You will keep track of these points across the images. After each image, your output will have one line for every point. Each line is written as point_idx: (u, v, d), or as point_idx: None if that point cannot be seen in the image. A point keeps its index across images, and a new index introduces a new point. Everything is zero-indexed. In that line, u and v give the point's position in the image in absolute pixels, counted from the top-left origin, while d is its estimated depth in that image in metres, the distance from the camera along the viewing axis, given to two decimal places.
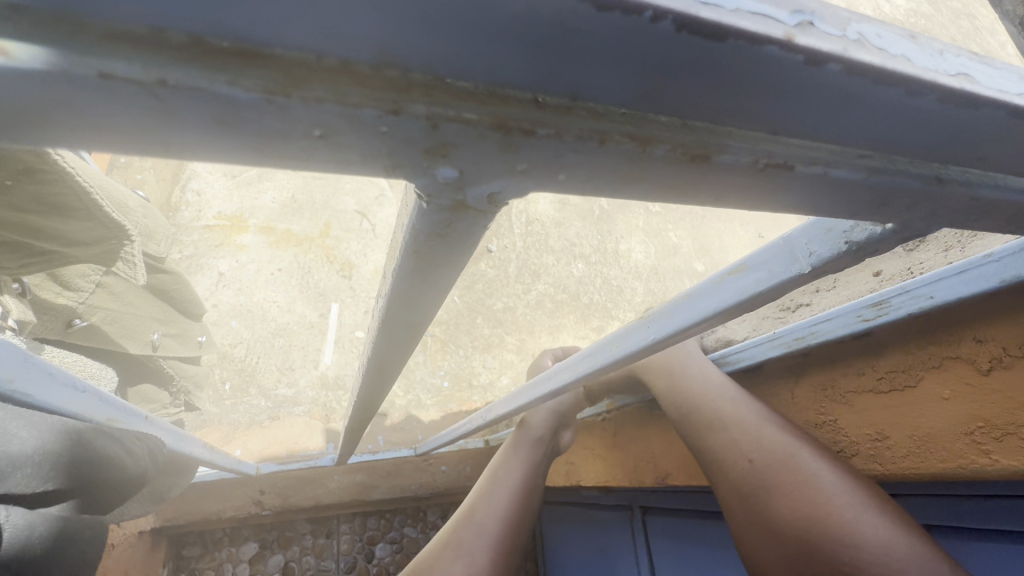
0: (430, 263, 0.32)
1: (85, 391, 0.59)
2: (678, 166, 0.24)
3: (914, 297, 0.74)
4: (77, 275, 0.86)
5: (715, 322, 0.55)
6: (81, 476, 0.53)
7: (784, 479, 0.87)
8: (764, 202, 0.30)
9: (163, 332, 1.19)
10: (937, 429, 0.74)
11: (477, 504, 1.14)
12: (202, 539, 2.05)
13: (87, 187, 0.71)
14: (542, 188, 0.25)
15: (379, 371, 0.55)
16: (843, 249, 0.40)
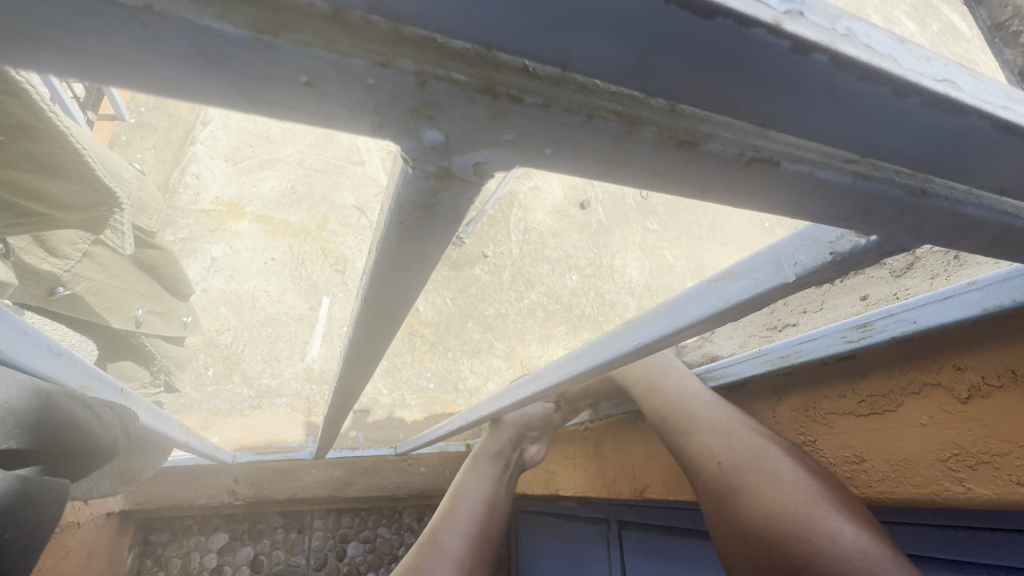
0: (415, 235, 0.32)
1: (61, 355, 0.57)
2: (665, 151, 0.25)
3: (898, 321, 0.75)
4: (66, 242, 0.84)
5: (700, 329, 0.54)
6: (39, 437, 0.51)
7: (758, 481, 0.88)
8: (750, 199, 0.30)
9: (148, 309, 1.18)
10: (914, 455, 0.75)
11: (440, 523, 1.11)
12: (170, 526, 2.02)
13: (81, 149, 0.68)
14: (527, 162, 0.26)
15: (362, 353, 0.55)
16: (828, 259, 0.39)
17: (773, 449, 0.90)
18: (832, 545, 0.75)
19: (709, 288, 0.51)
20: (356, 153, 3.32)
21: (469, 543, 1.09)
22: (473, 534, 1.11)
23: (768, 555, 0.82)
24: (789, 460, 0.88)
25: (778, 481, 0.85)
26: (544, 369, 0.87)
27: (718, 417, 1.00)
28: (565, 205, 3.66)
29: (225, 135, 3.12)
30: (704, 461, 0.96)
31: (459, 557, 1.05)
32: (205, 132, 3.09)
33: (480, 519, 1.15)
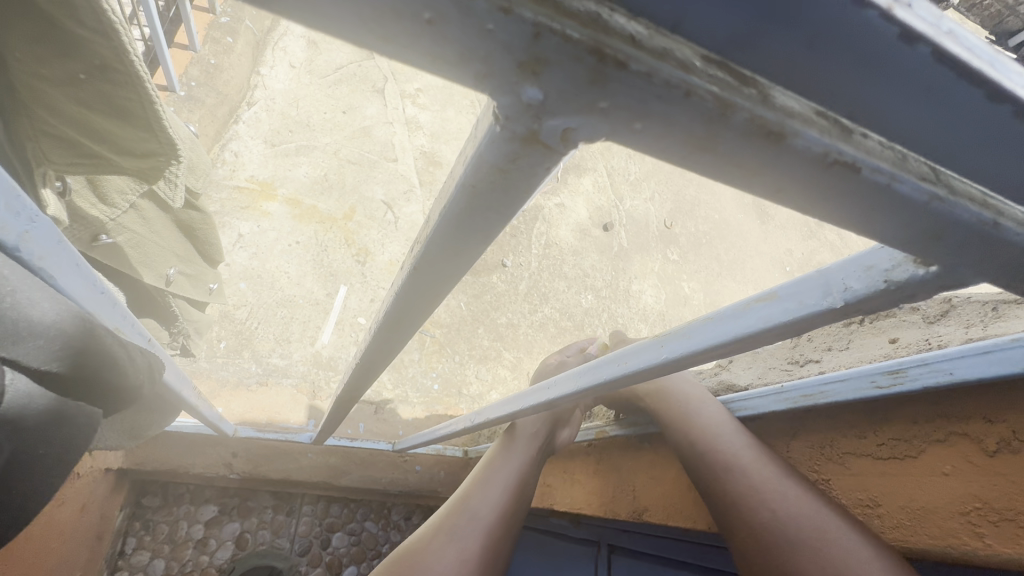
0: (484, 203, 0.32)
1: (104, 293, 0.57)
2: (752, 139, 0.25)
3: (933, 370, 0.73)
4: (115, 191, 0.86)
5: (734, 350, 0.55)
6: (79, 363, 0.50)
7: (815, 544, 0.80)
8: (821, 207, 0.30)
9: (180, 270, 1.21)
10: (934, 503, 0.74)
11: (472, 491, 1.12)
12: (163, 491, 2.03)
13: (155, 98, 0.67)
14: (615, 135, 0.26)
15: (398, 320, 0.55)
16: (881, 287, 0.39)
17: (817, 502, 0.85)
18: None
19: (749, 308, 0.51)
20: (391, 150, 3.41)
21: (500, 513, 1.08)
22: (504, 506, 1.10)
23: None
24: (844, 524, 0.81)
25: (834, 538, 0.79)
26: (564, 376, 0.84)
27: (759, 460, 0.94)
28: (588, 224, 3.69)
29: (268, 117, 3.20)
30: (754, 507, 0.89)
31: (489, 523, 1.04)
32: (249, 113, 3.17)
33: (512, 490, 1.15)
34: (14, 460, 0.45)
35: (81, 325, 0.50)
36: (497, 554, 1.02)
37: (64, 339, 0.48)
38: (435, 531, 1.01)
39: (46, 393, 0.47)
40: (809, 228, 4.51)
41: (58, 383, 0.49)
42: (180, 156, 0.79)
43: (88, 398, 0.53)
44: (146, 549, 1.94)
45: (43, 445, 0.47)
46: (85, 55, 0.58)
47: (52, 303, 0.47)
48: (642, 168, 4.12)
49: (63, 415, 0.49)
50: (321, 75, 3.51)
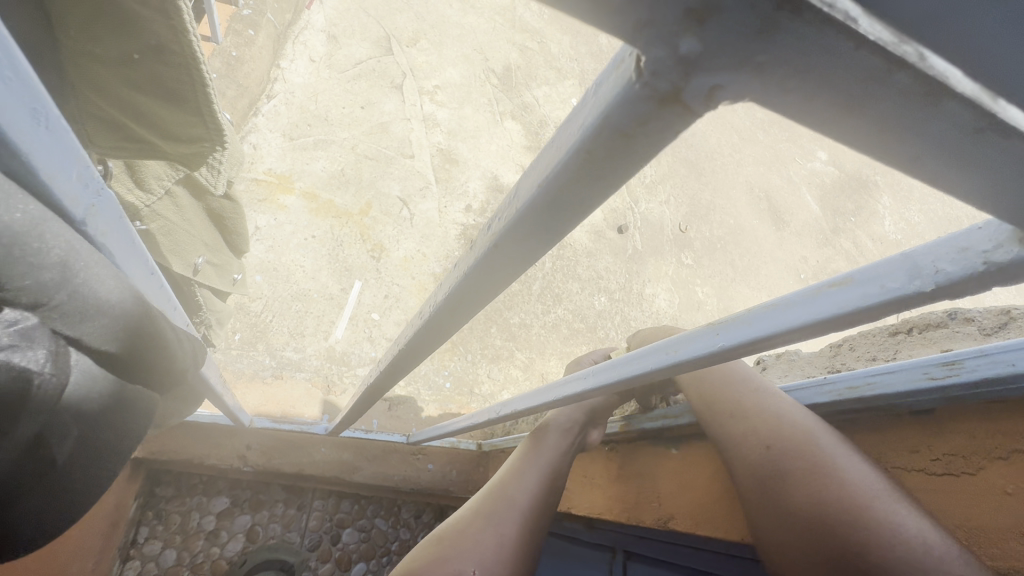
0: (595, 170, 0.30)
1: (152, 275, 0.56)
2: (909, 101, 0.22)
3: (994, 362, 0.70)
4: (153, 176, 0.85)
5: (799, 337, 0.52)
6: (135, 345, 0.48)
7: (816, 466, 0.84)
8: (954, 178, 0.27)
9: (208, 259, 1.20)
10: (993, 524, 0.71)
11: (506, 478, 1.13)
12: (176, 481, 2.04)
13: (208, 82, 0.66)
14: (762, 95, 0.23)
15: (454, 308, 0.52)
16: (981, 269, 0.39)
17: (833, 440, 0.88)
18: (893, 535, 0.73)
19: (820, 293, 0.49)
20: (408, 146, 3.40)
21: (535, 495, 1.10)
22: (540, 487, 1.12)
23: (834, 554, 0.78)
24: (854, 459, 0.84)
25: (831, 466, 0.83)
26: (598, 368, 0.82)
27: (767, 408, 0.98)
28: (603, 226, 3.67)
29: (287, 111, 3.23)
30: (753, 445, 0.94)
31: (524, 506, 1.06)
32: (268, 105, 3.20)
33: (547, 480, 1.15)
34: (78, 445, 0.45)
35: (142, 306, 0.48)
36: (534, 534, 1.04)
37: (125, 318, 0.46)
38: (472, 517, 1.02)
39: (104, 375, 0.46)
40: (825, 236, 4.44)
41: (114, 366, 0.48)
42: (226, 143, 0.77)
43: (146, 381, 0.53)
44: (158, 538, 1.94)
45: (104, 429, 0.47)
46: (141, 34, 0.57)
47: (118, 283, 0.45)
48: (659, 171, 4.09)
49: (122, 404, 0.49)
50: (341, 69, 3.52)
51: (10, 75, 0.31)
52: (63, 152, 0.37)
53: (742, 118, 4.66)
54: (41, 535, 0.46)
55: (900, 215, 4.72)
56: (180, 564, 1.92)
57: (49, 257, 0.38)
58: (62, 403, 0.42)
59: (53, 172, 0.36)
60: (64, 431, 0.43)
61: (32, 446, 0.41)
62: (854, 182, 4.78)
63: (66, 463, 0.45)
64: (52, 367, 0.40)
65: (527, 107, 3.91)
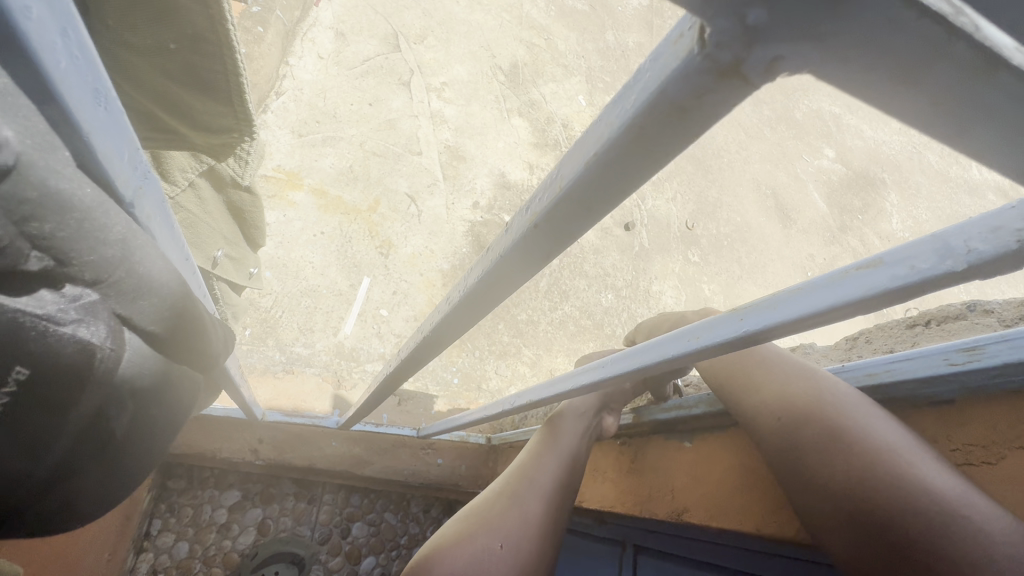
0: (644, 146, 0.30)
1: (188, 261, 0.57)
2: (965, 72, 0.22)
3: (1015, 346, 0.70)
4: (178, 169, 0.85)
5: (826, 319, 0.53)
6: (178, 325, 0.50)
7: (837, 425, 0.85)
8: (996, 156, 0.27)
9: (226, 253, 1.21)
10: (1014, 513, 0.72)
11: (528, 460, 1.16)
12: (188, 474, 2.05)
13: (241, 73, 0.67)
14: (819, 67, 0.24)
15: (489, 290, 0.53)
16: (1012, 247, 0.39)
17: (855, 397, 0.88)
18: (924, 487, 0.74)
19: (846, 277, 0.50)
20: (415, 143, 3.41)
21: (557, 480, 1.13)
22: (561, 475, 1.14)
23: (856, 505, 0.80)
24: (876, 414, 0.85)
25: (850, 426, 0.84)
26: (617, 356, 0.83)
27: (778, 375, 1.00)
28: (610, 223, 3.67)
29: (296, 108, 3.25)
30: (765, 416, 0.95)
31: (547, 489, 1.09)
32: (277, 102, 3.22)
33: (567, 467, 1.17)
34: (133, 420, 0.49)
35: (187, 287, 0.50)
36: (556, 517, 1.07)
37: (171, 298, 0.48)
38: (496, 497, 1.05)
39: (153, 354, 0.48)
40: (833, 234, 4.43)
41: (160, 344, 0.50)
42: (253, 134, 0.77)
43: (188, 360, 0.55)
44: (170, 530, 1.96)
45: (155, 406, 0.51)
46: (180, 23, 0.59)
47: (165, 264, 0.47)
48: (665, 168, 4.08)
49: (169, 380, 0.52)
50: (349, 66, 3.53)
51: (77, 53, 0.35)
52: (116, 132, 0.39)
53: (749, 115, 4.65)
54: (99, 493, 0.51)
55: (908, 213, 4.69)
56: (193, 556, 1.94)
57: (111, 232, 0.40)
58: (120, 381, 0.45)
59: (109, 152, 0.39)
60: (122, 406, 0.47)
61: (92, 420, 0.45)
62: (861, 180, 4.76)
63: (121, 436, 0.49)
64: (112, 341, 0.43)
65: (535, 104, 3.91)
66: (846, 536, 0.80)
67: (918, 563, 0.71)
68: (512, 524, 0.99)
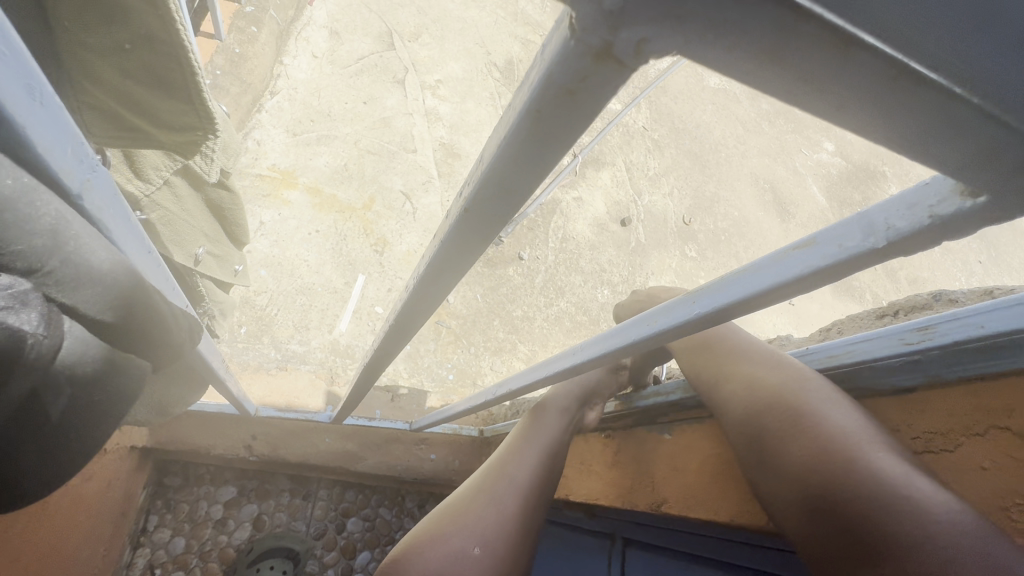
0: (546, 130, 0.32)
1: (151, 254, 0.59)
2: (822, 51, 0.24)
3: (964, 324, 0.71)
4: (151, 167, 0.87)
5: (769, 301, 0.55)
6: (130, 315, 0.52)
7: (800, 416, 0.88)
8: (882, 124, 0.29)
9: (208, 250, 1.23)
10: (972, 495, 0.73)
11: (505, 459, 1.16)
12: (184, 471, 2.08)
13: (197, 70, 0.69)
14: (687, 51, 0.26)
15: (437, 277, 0.54)
16: (926, 222, 0.40)
17: (819, 385, 0.90)
18: (875, 474, 0.76)
19: (786, 256, 0.51)
20: (410, 140, 3.42)
21: (535, 475, 1.14)
22: (537, 470, 1.16)
23: (815, 495, 0.82)
24: (835, 401, 0.87)
25: (812, 414, 0.86)
26: (587, 343, 0.85)
27: (749, 367, 1.02)
28: (606, 219, 3.67)
29: (290, 107, 3.26)
30: (735, 406, 0.98)
31: (523, 486, 1.10)
32: (272, 102, 3.23)
33: (544, 459, 1.19)
34: (70, 404, 0.49)
35: (135, 278, 0.52)
36: (533, 511, 1.08)
37: (118, 287, 0.49)
38: (473, 495, 1.06)
39: (95, 341, 0.49)
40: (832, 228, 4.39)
41: (106, 332, 0.51)
42: (217, 131, 0.80)
43: (138, 352, 0.56)
44: (167, 526, 1.99)
45: (95, 393, 0.51)
46: (130, 23, 0.60)
47: (110, 254, 0.49)
48: (661, 163, 4.08)
49: (112, 364, 0.52)
50: (343, 65, 3.54)
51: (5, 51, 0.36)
52: (58, 127, 0.41)
53: (745, 109, 4.64)
54: (47, 477, 0.51)
55: None
56: (190, 551, 1.97)
57: (42, 222, 0.42)
58: (54, 365, 0.45)
59: (49, 147, 0.41)
60: (58, 390, 0.47)
61: (27, 400, 0.44)
62: (861, 173, 4.73)
63: (58, 419, 0.48)
64: (45, 328, 0.42)
65: None
66: (805, 524, 0.82)
67: (866, 546, 0.73)
68: (487, 523, 1.00)
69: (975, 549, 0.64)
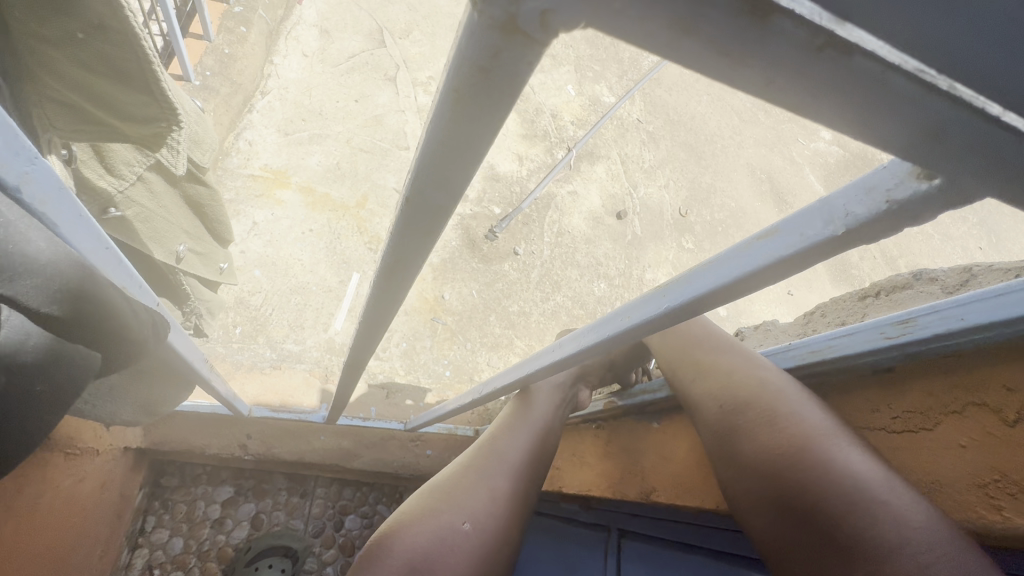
0: (469, 111, 0.31)
1: (109, 250, 0.60)
2: (735, 18, 0.23)
3: (943, 317, 0.71)
4: (122, 163, 0.87)
5: (733, 296, 0.55)
6: (76, 306, 0.51)
7: (773, 416, 0.88)
8: (815, 103, 0.28)
9: (190, 247, 1.22)
10: (951, 476, 0.73)
11: (500, 434, 1.17)
12: (181, 472, 2.09)
13: (151, 57, 0.72)
14: (597, 25, 0.25)
15: (394, 271, 0.55)
16: (883, 208, 0.40)
17: (793, 390, 0.92)
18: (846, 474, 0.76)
19: (750, 246, 0.50)
20: (403, 137, 3.41)
21: (526, 456, 1.14)
22: (531, 449, 1.16)
23: (787, 497, 0.80)
24: (809, 405, 0.89)
25: (785, 414, 0.87)
26: (566, 338, 0.87)
27: (731, 366, 1.03)
28: (601, 212, 3.66)
29: (281, 107, 3.25)
30: (709, 405, 0.99)
31: (515, 465, 1.10)
32: (262, 101, 3.22)
33: (538, 437, 1.19)
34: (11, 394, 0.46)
35: (82, 269, 0.52)
36: (526, 492, 1.09)
37: (60, 278, 0.49)
38: (463, 471, 1.06)
39: (41, 331, 0.48)
40: None
41: (55, 325, 0.50)
42: (181, 122, 0.84)
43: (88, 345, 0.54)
44: (164, 527, 1.99)
45: (39, 382, 0.49)
46: (83, 12, 0.65)
47: (52, 244, 0.50)
48: (657, 155, 4.06)
49: (57, 353, 0.50)
50: (334, 63, 3.53)
51: None
52: None
53: (741, 100, 4.61)
54: None
55: None
56: (188, 552, 1.97)
57: None
58: None
59: None
60: None
61: None
62: (859, 161, 4.70)
63: None
64: None
65: (523, 95, 3.88)
66: (776, 524, 0.80)
67: (837, 543, 0.72)
68: (479, 502, 1.00)
69: (949, 554, 0.65)
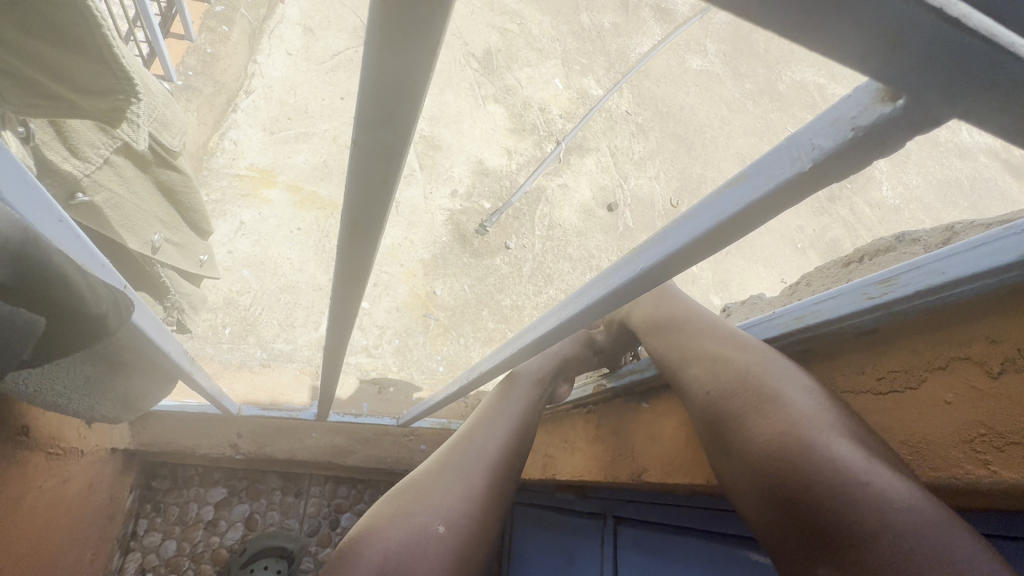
0: (398, 27, 0.31)
1: (63, 224, 0.61)
2: None
3: (925, 272, 0.71)
4: (86, 144, 0.90)
5: (705, 251, 0.53)
6: (19, 269, 0.52)
7: (761, 400, 0.86)
8: (762, 8, 0.26)
9: (166, 236, 1.20)
10: (937, 434, 0.72)
11: (477, 428, 1.16)
12: (173, 474, 2.06)
13: (103, 23, 0.72)
14: None
15: (355, 229, 0.54)
16: (849, 137, 0.38)
17: (780, 367, 0.90)
18: (833, 467, 0.74)
19: (720, 195, 0.48)
20: None
21: (504, 448, 1.12)
22: (509, 439, 1.14)
23: (771, 485, 0.79)
24: (803, 387, 0.85)
25: (774, 396, 0.85)
26: (545, 317, 0.84)
27: (714, 347, 1.00)
28: (592, 205, 3.66)
29: (266, 106, 3.22)
30: (696, 390, 0.96)
31: (492, 459, 1.08)
32: (247, 101, 3.19)
33: (516, 430, 1.17)
34: None
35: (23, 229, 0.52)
36: (503, 483, 1.08)
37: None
38: (438, 470, 1.05)
39: None
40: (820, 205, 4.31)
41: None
42: (139, 93, 0.83)
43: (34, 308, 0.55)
44: (157, 530, 1.96)
45: None
46: None
47: None
48: (646, 146, 4.06)
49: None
50: (319, 62, 3.51)
51: None
52: None
53: (729, 89, 4.61)
54: None
55: (899, 177, 4.61)
56: (181, 554, 1.95)
57: None
58: None
59: None
60: None
61: None
62: None
63: None
64: None
65: (511, 88, 3.87)
66: (767, 515, 0.80)
67: (823, 529, 0.72)
68: (452, 498, 1.00)
69: (934, 533, 0.65)
